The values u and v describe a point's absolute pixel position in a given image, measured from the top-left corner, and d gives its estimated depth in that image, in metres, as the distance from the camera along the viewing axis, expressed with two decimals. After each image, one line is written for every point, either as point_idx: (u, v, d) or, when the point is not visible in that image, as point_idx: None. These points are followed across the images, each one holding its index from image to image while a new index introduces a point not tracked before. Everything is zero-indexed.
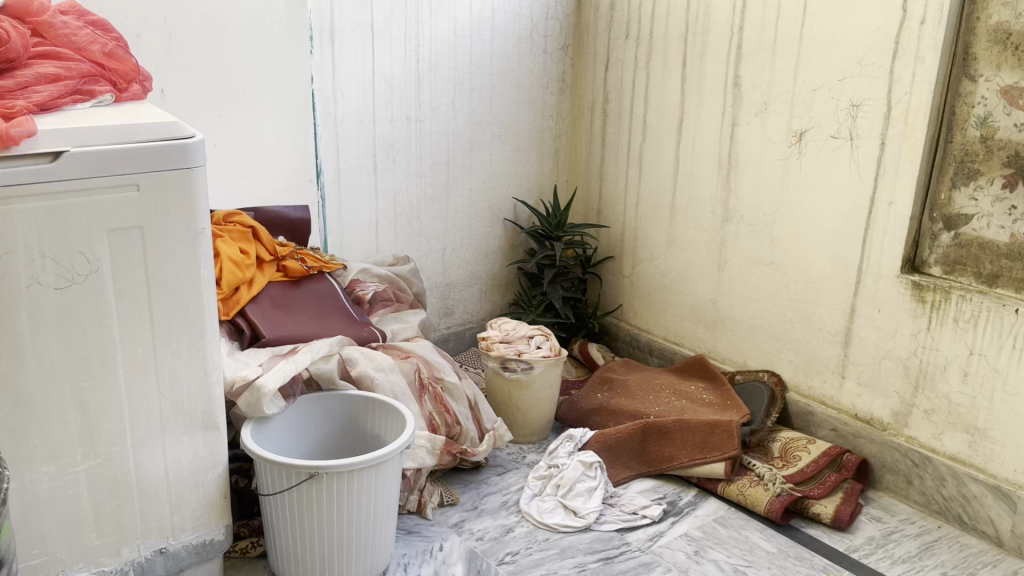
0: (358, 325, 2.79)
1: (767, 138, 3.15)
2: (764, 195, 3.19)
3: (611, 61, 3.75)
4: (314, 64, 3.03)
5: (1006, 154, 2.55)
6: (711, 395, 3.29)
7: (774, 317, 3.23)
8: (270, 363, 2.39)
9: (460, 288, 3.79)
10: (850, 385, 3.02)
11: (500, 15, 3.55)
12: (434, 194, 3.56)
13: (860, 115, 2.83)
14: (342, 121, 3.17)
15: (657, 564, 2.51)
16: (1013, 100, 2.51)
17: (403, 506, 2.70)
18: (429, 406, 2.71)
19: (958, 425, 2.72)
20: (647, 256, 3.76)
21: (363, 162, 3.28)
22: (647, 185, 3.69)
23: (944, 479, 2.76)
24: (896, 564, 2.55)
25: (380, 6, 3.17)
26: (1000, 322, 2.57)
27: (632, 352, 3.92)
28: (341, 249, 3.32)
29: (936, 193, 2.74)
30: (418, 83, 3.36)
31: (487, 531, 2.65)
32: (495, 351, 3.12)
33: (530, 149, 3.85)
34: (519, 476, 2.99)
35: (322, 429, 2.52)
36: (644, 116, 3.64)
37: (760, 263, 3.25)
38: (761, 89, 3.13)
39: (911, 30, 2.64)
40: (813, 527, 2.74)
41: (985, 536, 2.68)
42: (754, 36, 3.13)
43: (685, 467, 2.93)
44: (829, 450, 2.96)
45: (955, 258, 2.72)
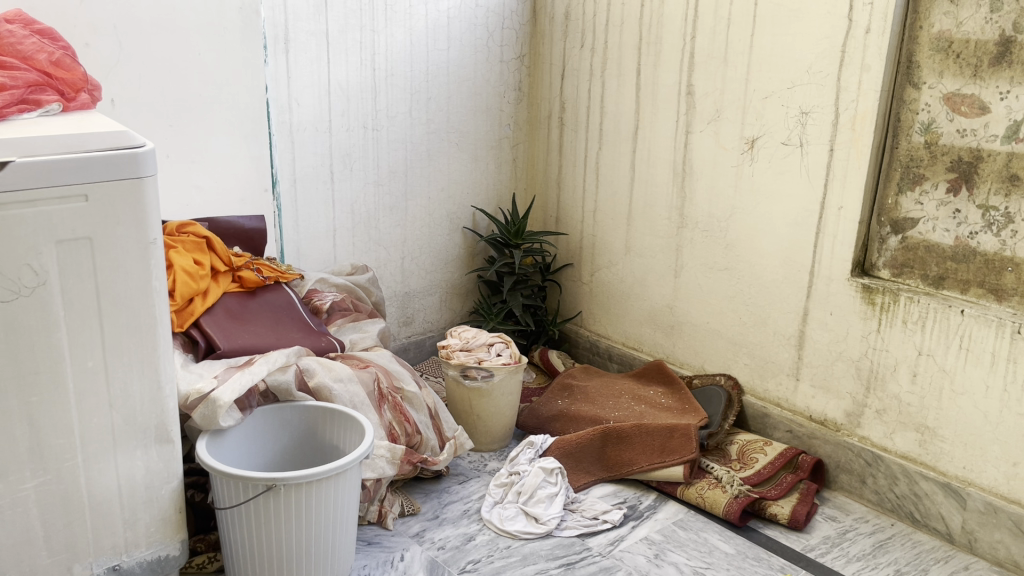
0: (315, 336, 2.77)
1: (720, 145, 3.20)
2: (719, 200, 3.23)
3: (567, 69, 3.78)
4: (269, 72, 3.02)
5: (949, 159, 2.62)
6: (670, 399, 3.32)
7: (730, 321, 3.28)
8: (226, 375, 2.37)
9: (420, 297, 3.78)
10: (804, 387, 3.07)
11: (456, 25, 3.56)
12: (392, 203, 3.55)
13: (809, 122, 2.89)
14: (297, 130, 3.16)
15: (617, 568, 2.52)
16: (955, 107, 2.58)
17: (363, 517, 2.68)
18: (389, 415, 2.70)
19: (909, 425, 2.78)
20: (606, 263, 3.79)
21: (320, 171, 3.27)
22: (605, 192, 3.72)
23: (896, 478, 2.82)
24: (851, 563, 2.59)
25: (335, 15, 3.16)
26: (947, 323, 2.64)
27: (592, 358, 3.95)
28: (298, 258, 3.30)
29: (884, 198, 2.80)
30: (374, 92, 3.36)
31: (449, 539, 2.64)
32: (455, 360, 3.11)
33: (487, 157, 3.86)
34: (480, 484, 2.98)
35: (280, 440, 2.49)
36: (601, 124, 3.67)
37: (715, 269, 3.30)
38: (713, 97, 3.18)
39: (857, 38, 2.71)
40: (770, 527, 2.78)
41: (937, 532, 2.74)
42: (706, 45, 3.18)
43: (644, 471, 2.95)
44: (786, 452, 3.01)
45: (903, 261, 2.79)
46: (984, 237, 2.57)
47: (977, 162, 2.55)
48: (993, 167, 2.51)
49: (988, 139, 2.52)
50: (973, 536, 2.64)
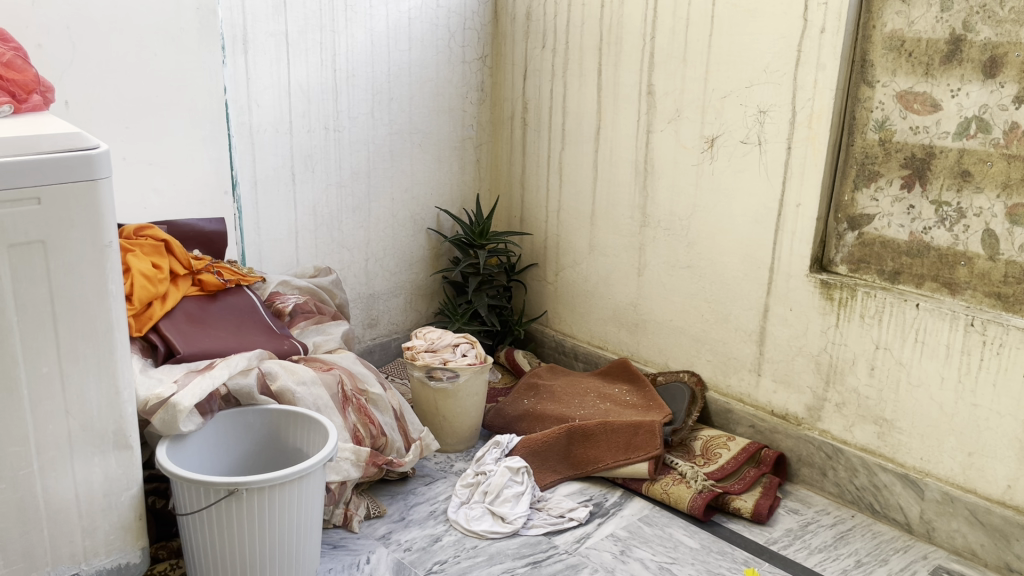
0: (278, 339, 2.75)
1: (680, 144, 3.22)
2: (680, 199, 3.26)
3: (529, 70, 3.79)
4: (227, 73, 2.99)
5: (903, 155, 2.67)
6: (634, 397, 3.35)
7: (693, 319, 3.31)
8: (186, 380, 2.34)
9: (384, 299, 3.77)
10: (766, 382, 3.11)
11: (417, 25, 3.55)
12: (355, 205, 3.53)
13: (767, 121, 2.93)
14: (257, 131, 3.13)
15: (584, 565, 2.54)
16: (908, 105, 2.64)
17: (329, 520, 2.66)
18: (353, 418, 2.69)
19: (867, 418, 2.83)
20: (570, 262, 3.81)
21: (281, 173, 3.25)
22: (568, 192, 3.73)
23: (856, 470, 2.87)
24: (813, 554, 2.63)
25: (294, 16, 3.14)
26: (903, 317, 2.69)
27: (558, 358, 3.96)
28: (260, 261, 3.27)
29: (840, 195, 2.85)
30: (335, 93, 3.34)
31: (415, 541, 2.64)
32: (420, 361, 3.10)
33: (451, 158, 3.85)
34: (446, 485, 2.98)
35: (243, 444, 2.47)
36: (563, 124, 3.69)
37: (677, 267, 3.33)
38: (674, 96, 3.21)
39: (813, 38, 2.75)
40: (734, 521, 2.81)
41: (896, 523, 2.79)
42: (665, 45, 3.21)
43: (610, 468, 2.97)
44: (748, 446, 3.04)
45: (860, 257, 2.84)
46: (937, 232, 2.62)
47: (930, 159, 2.60)
48: (945, 163, 2.57)
49: (940, 136, 2.57)
50: (930, 525, 2.70)
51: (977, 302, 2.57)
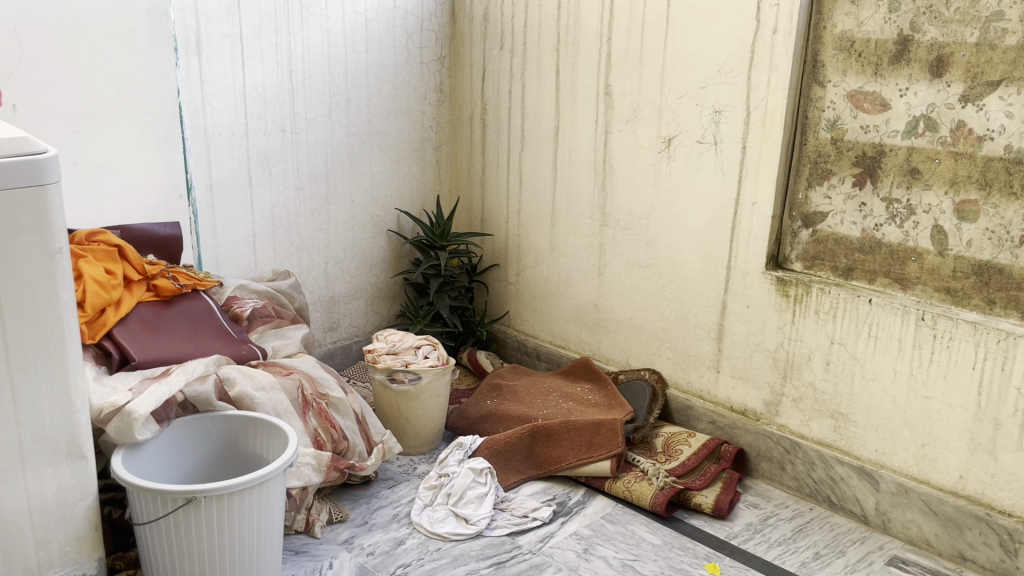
0: (235, 344, 2.72)
1: (638, 145, 3.25)
2: (639, 199, 3.29)
3: (487, 71, 3.79)
4: (180, 75, 2.95)
5: (854, 154, 2.72)
6: (597, 395, 3.37)
7: (653, 317, 3.34)
8: (141, 387, 2.30)
9: (345, 302, 3.74)
10: (725, 378, 3.15)
11: (374, 26, 3.54)
12: (314, 207, 3.50)
13: (722, 120, 2.96)
14: (212, 134, 3.09)
15: (548, 564, 2.54)
16: (859, 104, 2.69)
17: (290, 526, 2.64)
18: (314, 422, 2.67)
19: (824, 412, 2.88)
20: (531, 262, 3.82)
21: (237, 176, 3.21)
22: (528, 192, 3.74)
23: (813, 463, 2.91)
24: (772, 548, 2.67)
25: (248, 17, 3.11)
26: (857, 312, 2.74)
27: (520, 358, 3.97)
28: (216, 265, 3.23)
29: (795, 193, 2.89)
30: (292, 95, 3.31)
31: (378, 545, 2.62)
32: (381, 363, 3.09)
33: (410, 160, 3.83)
34: (409, 487, 2.97)
35: (202, 453, 2.43)
36: (522, 125, 3.70)
37: (637, 265, 3.35)
38: (631, 97, 3.24)
39: (765, 38, 2.79)
40: (695, 517, 2.84)
41: (853, 514, 2.84)
42: (622, 46, 3.23)
43: (573, 467, 2.98)
44: (709, 442, 3.07)
45: (814, 254, 2.89)
46: (888, 229, 2.68)
47: (880, 157, 2.66)
48: (895, 161, 2.62)
49: (889, 135, 2.62)
50: (886, 516, 2.75)
51: (928, 297, 2.63)
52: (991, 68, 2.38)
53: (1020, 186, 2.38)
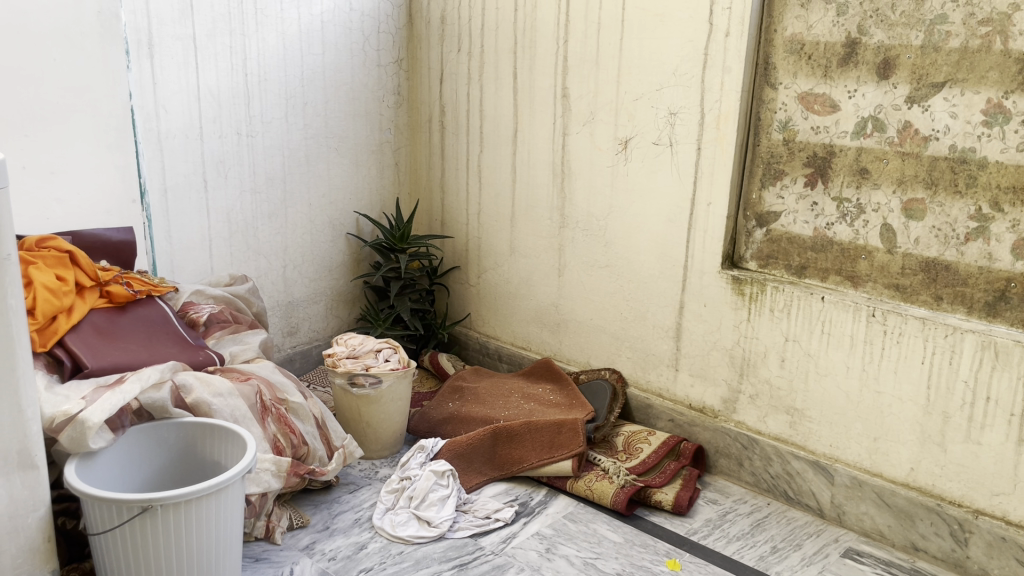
0: (192, 350, 2.69)
1: (595, 146, 3.28)
2: (597, 200, 3.32)
3: (445, 74, 3.79)
4: (132, 78, 2.91)
5: (806, 155, 2.77)
6: (558, 396, 3.38)
7: (613, 317, 3.37)
8: (95, 396, 2.27)
9: (304, 306, 3.71)
10: (683, 377, 3.19)
11: (330, 29, 3.52)
12: (271, 211, 3.47)
13: (677, 122, 3.00)
14: (166, 137, 3.05)
15: (510, 565, 2.55)
16: (809, 106, 2.74)
17: (250, 533, 2.61)
18: (273, 428, 2.65)
19: (779, 408, 2.93)
20: (492, 264, 3.82)
21: (192, 180, 3.17)
22: (488, 194, 3.75)
23: (770, 459, 2.96)
24: (731, 543, 2.71)
25: (202, 19, 3.08)
26: (810, 309, 2.79)
27: (482, 360, 3.98)
28: (172, 271, 3.18)
29: (749, 193, 2.94)
30: (247, 98, 3.29)
31: (340, 550, 2.61)
32: (341, 367, 3.07)
33: (369, 162, 3.82)
34: (371, 491, 2.96)
35: (157, 461, 2.40)
36: (480, 128, 3.71)
37: (596, 266, 3.38)
38: (588, 99, 3.26)
39: (718, 41, 2.83)
40: (656, 514, 2.88)
41: (809, 508, 2.90)
42: (579, 48, 3.25)
43: (534, 467, 3.00)
44: (668, 440, 3.11)
45: (768, 253, 2.94)
46: (839, 228, 2.74)
47: (831, 158, 2.71)
48: (845, 161, 2.68)
49: (839, 136, 2.68)
50: (841, 509, 2.81)
51: (878, 294, 2.69)
52: (936, 70, 2.45)
53: (964, 185, 2.45)
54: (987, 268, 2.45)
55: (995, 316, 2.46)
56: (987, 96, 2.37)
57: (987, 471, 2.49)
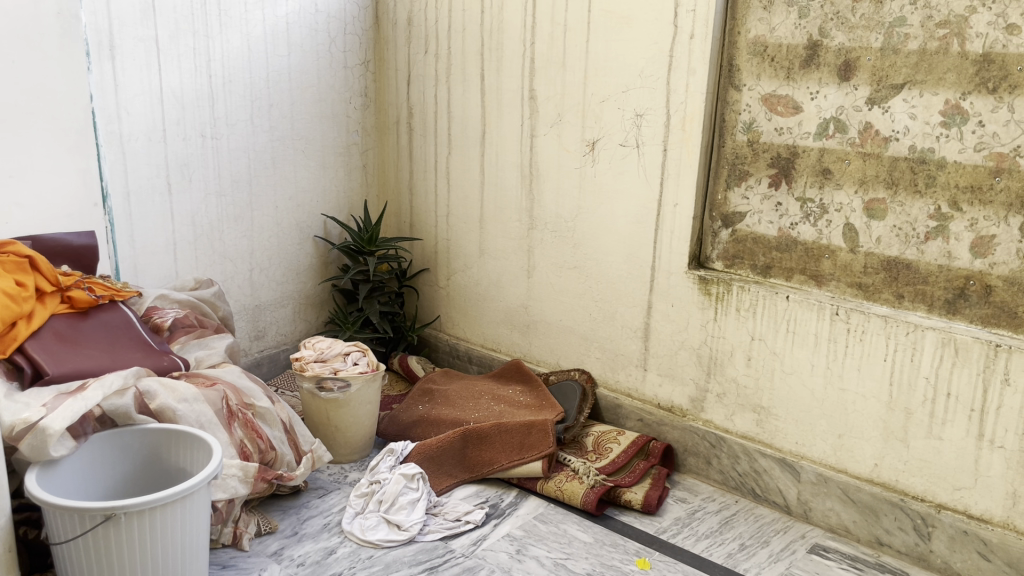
0: (156, 355, 2.66)
1: (563, 147, 3.29)
2: (565, 201, 3.33)
3: (412, 76, 3.78)
4: (93, 80, 2.87)
5: (770, 156, 2.80)
6: (528, 397, 3.39)
7: (582, 317, 3.38)
8: (55, 403, 2.23)
9: (271, 309, 3.68)
10: (652, 377, 3.21)
11: (296, 30, 3.49)
12: (236, 214, 3.44)
13: (644, 123, 3.02)
14: (128, 140, 3.01)
15: (480, 567, 2.55)
16: (772, 107, 2.77)
17: (217, 540, 2.58)
18: (240, 433, 2.63)
19: (746, 406, 2.96)
20: (461, 266, 3.82)
21: (155, 183, 3.13)
22: (456, 196, 3.75)
23: (738, 457, 2.99)
24: (700, 541, 2.73)
25: (164, 20, 3.05)
26: (775, 308, 2.82)
27: (452, 362, 3.97)
28: (135, 275, 3.14)
29: (714, 193, 2.97)
30: (211, 100, 3.25)
31: (309, 555, 2.59)
32: (309, 372, 3.05)
33: (336, 165, 3.79)
34: (340, 496, 2.94)
35: (121, 468, 2.36)
36: (448, 129, 3.70)
37: (565, 267, 3.39)
38: (555, 101, 3.27)
39: (683, 43, 2.86)
40: (626, 514, 2.89)
41: (776, 505, 2.93)
42: (545, 51, 3.26)
43: (504, 469, 3.00)
44: (638, 440, 3.13)
45: (734, 253, 2.96)
46: (803, 227, 2.77)
47: (794, 158, 2.74)
48: (808, 162, 2.71)
49: (802, 137, 2.71)
50: (807, 506, 2.85)
51: (841, 293, 2.73)
52: (895, 72, 2.49)
53: (924, 184, 2.49)
54: (947, 267, 2.49)
55: (955, 313, 2.51)
56: (945, 97, 2.41)
57: (949, 466, 2.53)
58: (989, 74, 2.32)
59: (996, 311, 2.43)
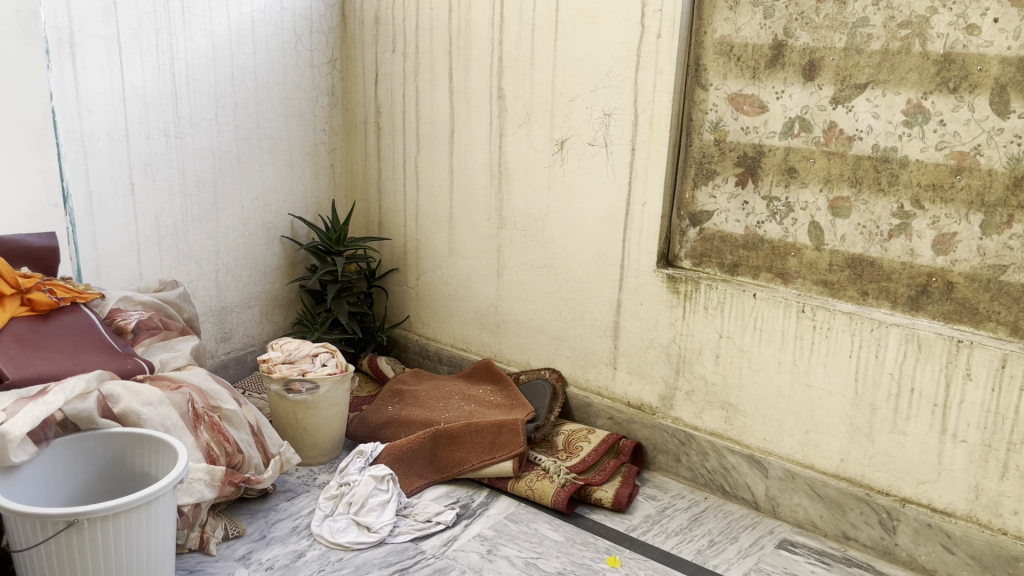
0: (120, 358, 2.62)
1: (532, 147, 3.29)
2: (534, 201, 3.33)
3: (380, 74, 3.76)
4: (53, 78, 2.81)
5: (736, 155, 2.83)
6: (498, 396, 3.38)
7: (551, 316, 3.38)
8: (16, 407, 2.19)
9: (238, 311, 3.64)
10: (621, 375, 3.22)
11: (261, 28, 3.45)
12: (201, 214, 3.39)
13: (612, 123, 3.03)
14: (90, 140, 2.96)
15: (451, 568, 2.54)
16: (738, 106, 2.79)
17: (183, 545, 2.54)
18: (206, 436, 2.59)
19: (714, 403, 2.98)
20: (430, 266, 3.80)
21: (118, 183, 3.08)
22: (425, 195, 3.73)
23: (707, 454, 3.02)
24: (669, 538, 2.75)
25: (126, 18, 3.00)
26: (742, 306, 2.85)
27: (422, 362, 3.95)
28: (97, 277, 3.09)
29: (682, 193, 2.99)
30: (175, 98, 3.21)
31: (277, 559, 2.56)
32: (277, 373, 3.01)
33: (303, 164, 3.75)
34: (309, 498, 2.91)
35: (85, 473, 2.32)
36: (417, 128, 3.68)
37: (535, 266, 3.39)
38: (523, 100, 3.27)
39: (650, 43, 2.87)
40: (596, 512, 2.90)
41: (744, 501, 2.95)
42: (513, 50, 3.26)
43: (475, 469, 2.99)
44: (608, 438, 3.13)
45: (702, 251, 2.98)
46: (769, 226, 2.79)
47: (760, 157, 2.77)
48: (774, 161, 2.74)
49: (768, 136, 2.74)
50: (775, 501, 2.87)
51: (807, 290, 2.76)
52: (858, 72, 2.52)
53: (887, 183, 2.53)
54: (910, 264, 2.53)
55: (918, 310, 2.54)
56: (907, 96, 2.45)
57: (913, 460, 2.57)
58: (949, 74, 2.36)
59: (957, 307, 2.47)
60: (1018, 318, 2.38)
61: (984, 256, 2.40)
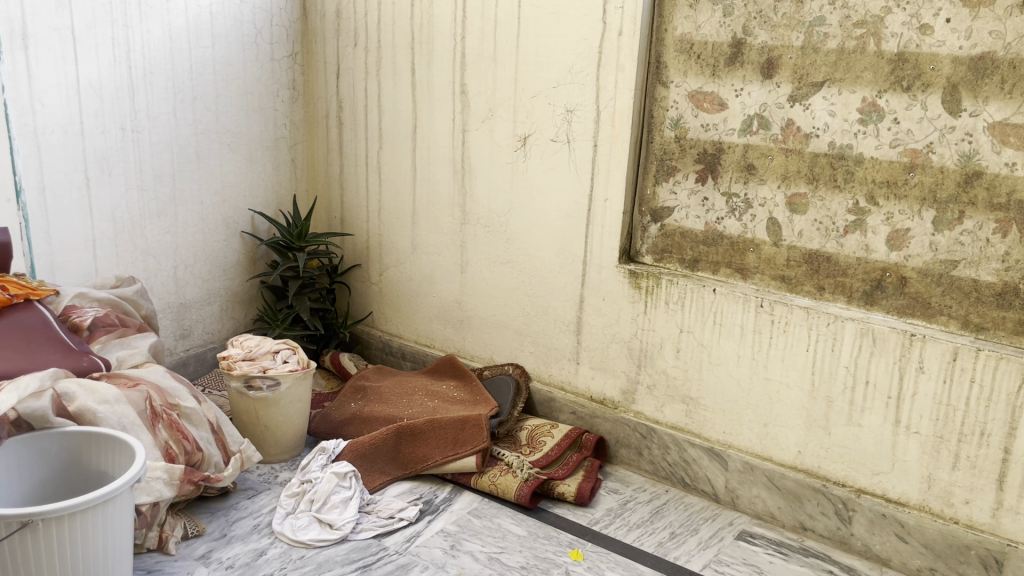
0: (75, 356, 2.57)
1: (495, 143, 3.29)
2: (497, 197, 3.33)
3: (341, 69, 3.73)
4: (4, 70, 2.75)
5: (696, 152, 2.86)
6: (462, 392, 3.38)
7: (515, 312, 3.39)
8: None
9: (197, 308, 3.59)
10: (584, 370, 3.24)
11: (220, 21, 3.41)
12: (159, 209, 3.34)
13: (574, 119, 3.04)
14: (43, 133, 2.90)
15: (414, 564, 2.54)
16: (698, 104, 2.82)
17: (141, 544, 2.50)
18: (164, 435, 2.55)
19: (675, 397, 3.01)
20: (393, 261, 3.79)
21: (73, 178, 3.02)
22: (387, 190, 3.72)
23: (668, 447, 3.05)
24: (631, 530, 2.78)
25: (81, 9, 2.94)
26: (702, 301, 2.88)
27: (385, 358, 3.94)
28: (52, 273, 3.03)
29: (644, 189, 3.01)
30: (132, 91, 3.15)
31: (238, 557, 2.54)
32: (237, 370, 2.99)
33: (263, 159, 3.71)
34: (270, 496, 2.89)
35: (38, 474, 2.27)
36: (379, 124, 3.67)
37: (498, 262, 3.39)
38: (485, 96, 3.27)
39: (611, 40, 2.89)
40: (559, 506, 2.91)
41: (704, 494, 2.99)
42: (476, 45, 3.26)
43: (438, 465, 2.99)
44: (571, 432, 3.15)
45: (662, 247, 3.01)
46: (728, 222, 2.83)
47: (720, 154, 2.80)
48: (733, 158, 2.77)
49: (727, 133, 2.77)
50: (735, 493, 2.92)
51: (766, 285, 2.80)
52: (815, 70, 2.56)
53: (843, 180, 2.57)
54: (865, 260, 2.58)
55: (873, 304, 2.60)
56: (862, 95, 2.49)
57: (868, 451, 2.63)
58: (903, 73, 2.41)
59: (910, 301, 2.53)
60: (969, 312, 2.44)
61: (936, 252, 2.45)
